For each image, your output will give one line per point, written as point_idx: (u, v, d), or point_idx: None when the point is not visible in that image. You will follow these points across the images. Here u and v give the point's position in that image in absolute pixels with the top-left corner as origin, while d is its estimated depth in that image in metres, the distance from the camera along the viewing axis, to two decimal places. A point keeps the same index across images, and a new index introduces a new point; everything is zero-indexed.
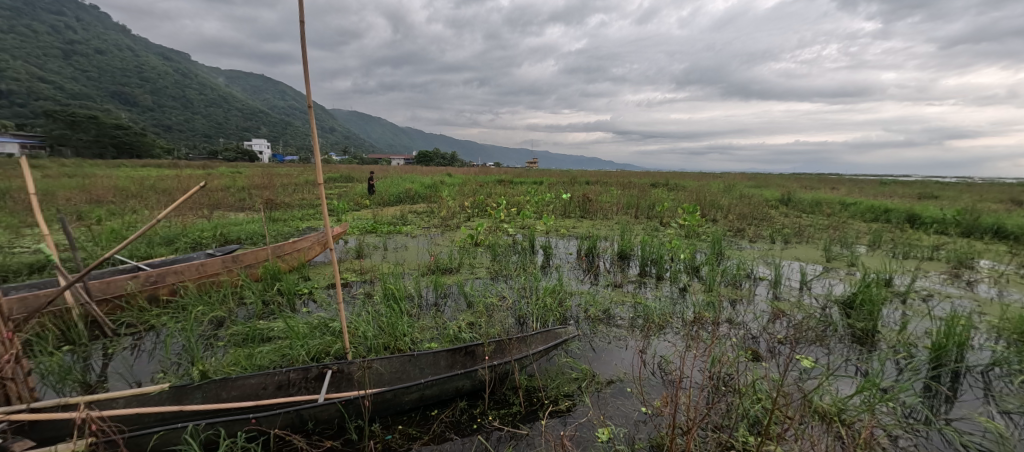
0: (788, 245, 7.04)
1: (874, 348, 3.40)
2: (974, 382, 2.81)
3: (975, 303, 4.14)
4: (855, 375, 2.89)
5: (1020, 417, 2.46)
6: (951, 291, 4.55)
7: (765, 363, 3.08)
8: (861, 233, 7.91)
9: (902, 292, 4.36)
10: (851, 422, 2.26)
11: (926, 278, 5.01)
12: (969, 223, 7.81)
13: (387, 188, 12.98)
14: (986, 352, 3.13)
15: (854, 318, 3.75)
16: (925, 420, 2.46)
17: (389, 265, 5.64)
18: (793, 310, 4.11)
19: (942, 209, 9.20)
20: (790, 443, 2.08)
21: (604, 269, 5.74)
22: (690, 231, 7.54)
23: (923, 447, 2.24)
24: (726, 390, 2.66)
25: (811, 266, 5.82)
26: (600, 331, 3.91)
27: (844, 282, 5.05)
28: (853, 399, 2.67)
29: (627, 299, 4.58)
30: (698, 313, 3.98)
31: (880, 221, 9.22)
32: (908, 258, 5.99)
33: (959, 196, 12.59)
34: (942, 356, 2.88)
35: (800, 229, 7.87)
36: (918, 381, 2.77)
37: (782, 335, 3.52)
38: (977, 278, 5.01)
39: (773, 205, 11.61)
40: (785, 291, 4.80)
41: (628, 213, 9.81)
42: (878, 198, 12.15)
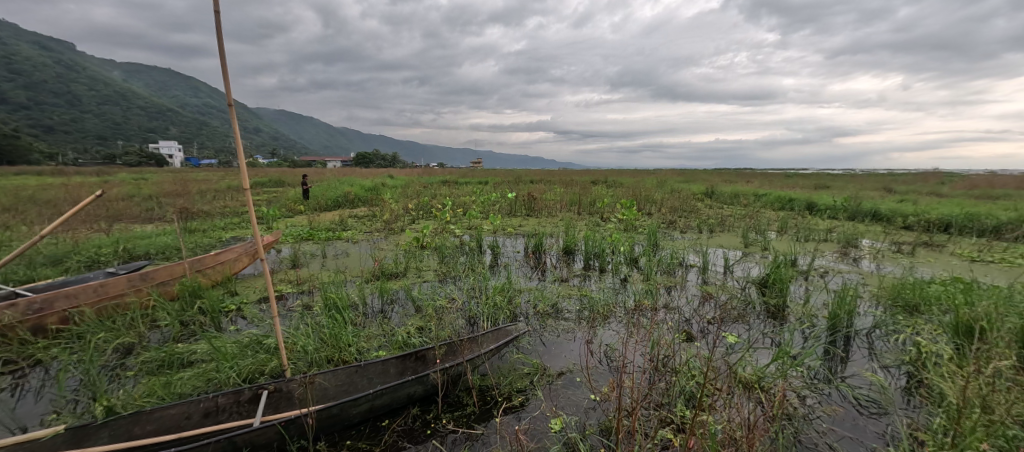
0: (713, 233, 7.74)
1: (785, 320, 3.86)
2: (860, 343, 3.29)
3: (860, 276, 4.85)
4: (770, 346, 3.26)
5: (895, 368, 2.92)
6: (842, 267, 5.28)
7: (698, 341, 3.37)
8: (772, 220, 8.90)
9: (805, 270, 4.98)
10: (771, 388, 2.55)
11: (823, 257, 5.76)
12: (854, 209, 9.08)
13: (322, 192, 12.28)
14: (870, 317, 3.67)
15: (768, 295, 4.23)
16: (826, 380, 2.84)
17: (329, 274, 5.36)
18: (719, 292, 4.55)
19: (833, 197, 10.61)
20: (718, 410, 2.33)
21: (552, 265, 5.91)
22: (628, 224, 8.01)
23: (826, 403, 2.59)
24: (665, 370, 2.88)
25: (732, 252, 6.44)
26: (550, 326, 4.02)
27: (759, 265, 5.66)
28: (770, 367, 3.02)
29: (573, 293, 4.77)
30: (638, 301, 4.27)
31: (786, 209, 10.43)
32: (809, 240, 6.85)
33: (847, 185, 14.58)
34: (836, 324, 3.34)
35: (722, 219, 8.68)
36: (819, 347, 3.20)
37: (711, 316, 3.87)
38: (861, 255, 5.85)
39: (699, 198, 12.67)
40: (713, 276, 5.27)
41: (571, 210, 10.17)
42: (783, 189, 13.73)
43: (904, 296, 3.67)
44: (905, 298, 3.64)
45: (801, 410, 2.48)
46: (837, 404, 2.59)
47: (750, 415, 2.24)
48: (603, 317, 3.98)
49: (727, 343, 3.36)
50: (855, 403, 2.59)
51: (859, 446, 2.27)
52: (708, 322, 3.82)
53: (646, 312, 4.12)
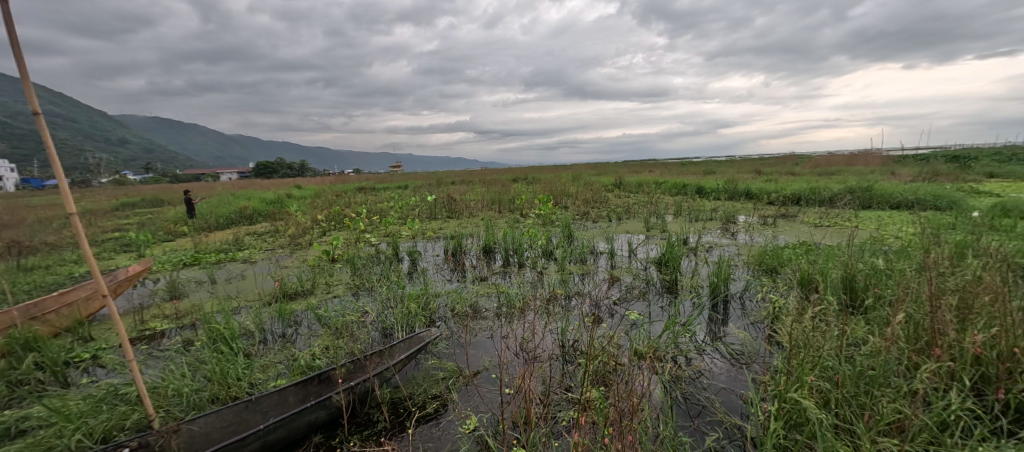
0: (620, 221, 8.32)
1: (678, 293, 4.29)
2: (735, 305, 3.78)
3: (737, 247, 5.56)
4: (664, 319, 3.60)
5: (761, 323, 3.40)
6: (724, 241, 6.00)
7: (603, 322, 3.60)
8: (670, 204, 9.83)
9: (694, 247, 5.57)
10: (661, 355, 2.81)
11: (711, 234, 6.49)
12: (733, 190, 10.40)
13: (212, 209, 10.92)
14: (744, 280, 4.23)
15: (664, 272, 4.67)
16: (709, 341, 3.22)
17: (218, 301, 4.77)
18: (625, 274, 4.91)
19: (717, 181, 12.04)
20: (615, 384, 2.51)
21: (471, 266, 5.89)
22: (545, 219, 8.29)
23: (707, 362, 2.93)
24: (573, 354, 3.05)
25: (637, 236, 6.98)
26: (468, 327, 4.00)
27: (659, 246, 6.21)
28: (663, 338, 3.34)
29: (492, 291, 4.81)
30: (553, 291, 4.43)
31: (681, 194, 11.59)
32: (699, 220, 7.69)
33: (729, 170, 16.65)
34: (716, 290, 3.80)
35: (629, 207, 9.38)
36: (704, 313, 3.60)
37: (616, 297, 4.16)
38: (739, 229, 6.71)
39: (609, 189, 13.58)
40: (620, 260, 5.65)
41: (491, 209, 10.26)
42: (677, 176, 15.23)
43: (767, 261, 4.29)
44: (768, 263, 4.27)
45: (686, 372, 2.77)
46: (716, 361, 2.94)
47: (642, 384, 2.45)
48: (519, 310, 4.06)
49: (628, 321, 3.64)
50: (731, 358, 2.96)
51: (731, 394, 2.60)
52: (614, 303, 4.10)
53: (559, 300, 4.30)
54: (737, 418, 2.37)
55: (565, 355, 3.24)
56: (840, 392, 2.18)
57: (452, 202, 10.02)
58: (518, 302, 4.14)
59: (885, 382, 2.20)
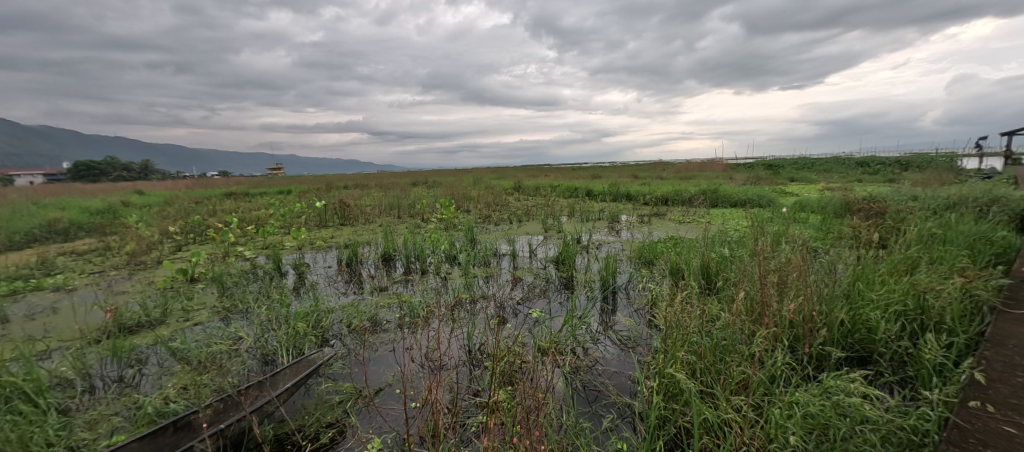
0: (520, 223, 8.70)
1: (574, 288, 4.66)
2: (622, 295, 4.25)
3: (621, 244, 6.23)
4: (563, 314, 3.91)
5: (643, 309, 3.88)
6: (611, 238, 6.67)
7: (508, 322, 3.76)
8: (563, 206, 10.57)
9: (586, 245, 6.10)
10: (562, 349, 3.04)
11: (600, 232, 7.16)
12: (616, 193, 11.57)
13: (14, 223, 8.60)
14: (628, 273, 4.77)
15: (561, 270, 5.04)
16: (602, 330, 3.57)
17: (15, 346, 3.75)
18: (526, 274, 5.16)
19: (604, 184, 13.29)
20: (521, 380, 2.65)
21: (369, 275, 5.61)
22: (447, 223, 8.27)
23: (601, 350, 3.26)
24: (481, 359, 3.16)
25: (535, 237, 7.37)
26: (368, 342, 3.83)
27: (555, 245, 6.64)
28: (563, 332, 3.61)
29: (393, 301, 4.65)
30: (457, 295, 4.46)
31: (574, 196, 12.53)
32: (589, 220, 8.41)
33: (613, 174, 18.47)
34: (605, 283, 4.24)
35: (528, 210, 9.84)
36: (597, 306, 3.99)
37: (519, 297, 4.37)
38: (622, 227, 7.52)
39: (509, 192, 14.08)
40: (521, 261, 5.92)
41: (390, 214, 9.91)
42: (570, 180, 16.43)
43: (646, 255, 4.93)
44: (648, 256, 4.89)
45: (584, 362, 3.05)
46: (609, 348, 3.29)
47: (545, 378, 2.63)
48: (424, 319, 4.00)
49: (532, 320, 3.85)
50: (620, 344, 3.34)
51: (621, 376, 2.93)
52: (517, 302, 4.29)
53: (463, 305, 4.35)
54: (627, 397, 2.68)
55: (472, 360, 3.30)
56: (703, 363, 2.62)
57: (345, 208, 9.40)
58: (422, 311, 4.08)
59: (733, 349, 2.70)
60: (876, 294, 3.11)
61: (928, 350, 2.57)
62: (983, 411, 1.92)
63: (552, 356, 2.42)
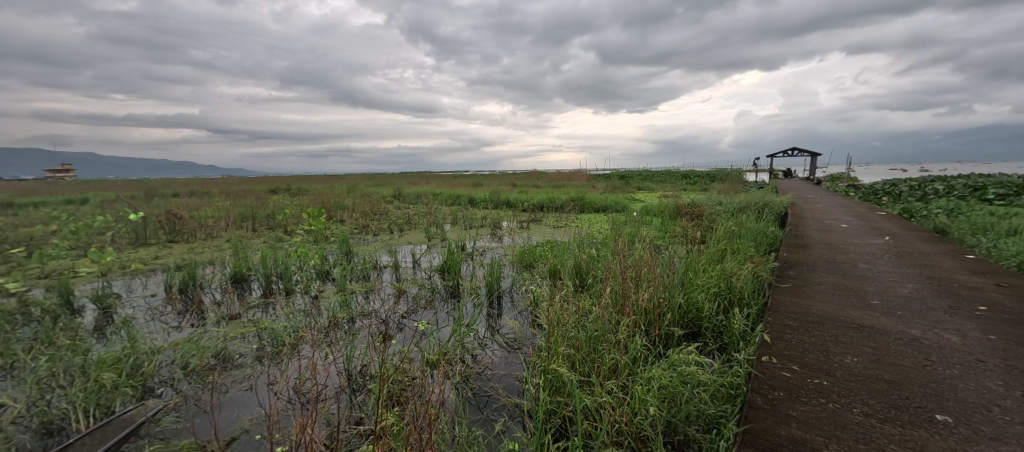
0: (402, 232, 8.45)
1: (460, 296, 4.72)
2: (506, 298, 4.48)
3: (503, 249, 6.52)
4: (449, 323, 3.97)
5: (526, 310, 4.14)
6: (494, 244, 6.93)
7: (393, 338, 3.62)
8: (446, 214, 10.58)
9: (470, 251, 6.24)
10: (450, 359, 3.05)
11: (483, 239, 7.38)
12: (498, 200, 12.06)
13: None
14: (511, 276, 5.03)
15: (447, 278, 5.07)
16: (490, 334, 3.71)
17: None
18: (409, 286, 5.04)
19: (485, 192, 13.70)
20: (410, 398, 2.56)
21: (213, 303, 4.76)
22: (317, 235, 7.52)
23: (489, 354, 3.38)
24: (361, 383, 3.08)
25: (419, 246, 7.23)
26: (216, 382, 3.22)
27: (439, 254, 6.61)
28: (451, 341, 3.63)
29: (249, 331, 4.03)
30: (332, 316, 4.10)
31: (456, 203, 12.64)
32: (473, 227, 8.60)
33: (494, 182, 19.15)
34: (491, 289, 4.40)
35: (409, 218, 9.61)
36: (483, 311, 4.14)
37: (403, 311, 4.24)
38: (504, 233, 7.89)
39: (388, 200, 13.52)
40: (404, 272, 5.74)
41: (242, 227, 8.66)
42: (452, 188, 16.53)
43: (526, 258, 5.31)
44: (529, 259, 5.27)
45: (474, 369, 3.12)
46: (497, 351, 3.44)
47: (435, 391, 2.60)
48: (292, 347, 3.57)
49: (417, 333, 3.78)
50: (507, 345, 3.53)
51: (510, 377, 3.08)
52: (401, 316, 4.16)
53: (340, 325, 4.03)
54: (514, 397, 2.83)
55: (352, 384, 3.09)
56: (581, 354, 2.90)
57: (174, 221, 7.78)
58: (289, 339, 3.67)
59: (604, 338, 3.05)
60: (699, 279, 3.84)
61: (736, 322, 3.30)
62: (775, 364, 2.53)
63: (442, 369, 2.42)
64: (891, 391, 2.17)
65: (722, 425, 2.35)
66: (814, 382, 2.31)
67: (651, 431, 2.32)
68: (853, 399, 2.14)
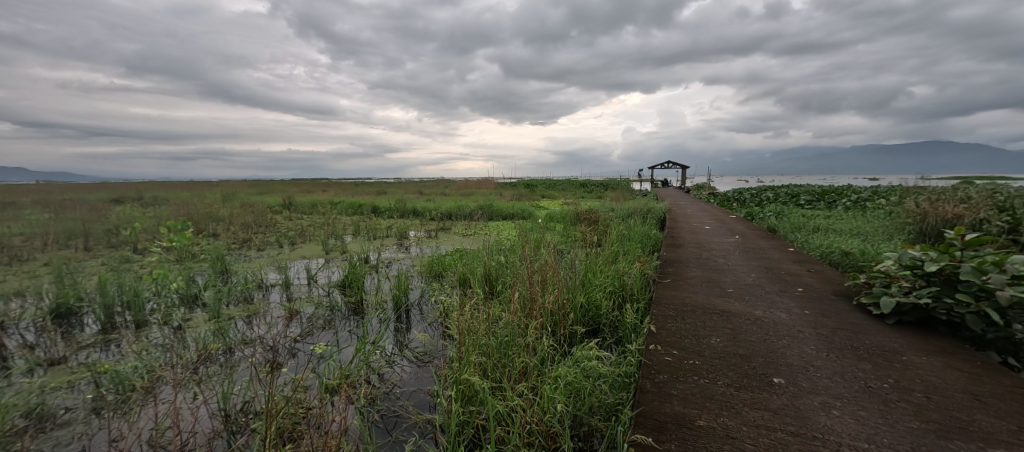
0: (295, 246, 7.79)
1: (364, 313, 4.53)
2: (415, 311, 4.44)
3: (411, 260, 6.41)
4: (350, 342, 3.81)
5: (436, 321, 4.15)
6: (400, 255, 6.76)
7: (284, 366, 3.32)
8: (346, 224, 9.99)
9: (375, 264, 6.01)
10: (354, 381, 2.91)
11: (389, 250, 7.16)
12: (403, 209, 11.77)
13: None
14: (420, 287, 5.00)
15: (350, 295, 4.83)
16: (399, 350, 3.66)
17: None
18: (304, 306, 4.66)
19: (390, 200, 13.25)
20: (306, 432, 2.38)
21: (22, 346, 3.73)
22: (181, 253, 6.47)
23: (398, 372, 3.32)
24: (245, 423, 2.76)
25: (315, 261, 6.73)
26: (35, 442, 2.53)
27: (338, 268, 6.23)
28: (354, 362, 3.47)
29: (82, 376, 3.21)
30: (203, 347, 3.59)
31: (358, 213, 12.01)
32: (377, 238, 8.29)
33: (398, 190, 18.57)
34: (398, 303, 4.32)
35: (302, 230, 8.87)
36: (391, 326, 4.05)
37: (296, 334, 3.91)
38: (410, 243, 7.76)
39: (276, 210, 12.26)
40: (297, 290, 5.31)
41: (70, 248, 7.07)
42: (353, 196, 15.63)
43: (435, 267, 5.31)
44: (438, 268, 5.29)
45: (381, 389, 3.04)
46: (409, 368, 3.39)
47: (337, 419, 2.47)
48: (145, 391, 2.97)
49: (314, 357, 3.53)
50: (417, 359, 3.51)
51: (420, 393, 3.08)
52: (295, 340, 3.84)
53: (213, 358, 3.53)
54: (426, 414, 2.83)
55: (230, 426, 2.74)
56: (491, 361, 3.01)
57: None
58: (144, 379, 3.05)
59: (514, 343, 3.20)
60: (597, 279, 4.24)
61: (628, 317, 3.71)
62: (660, 350, 2.90)
63: (342, 396, 2.32)
64: (744, 363, 2.63)
65: (621, 412, 2.64)
66: (689, 363, 2.70)
67: (559, 427, 2.48)
68: (717, 373, 2.55)
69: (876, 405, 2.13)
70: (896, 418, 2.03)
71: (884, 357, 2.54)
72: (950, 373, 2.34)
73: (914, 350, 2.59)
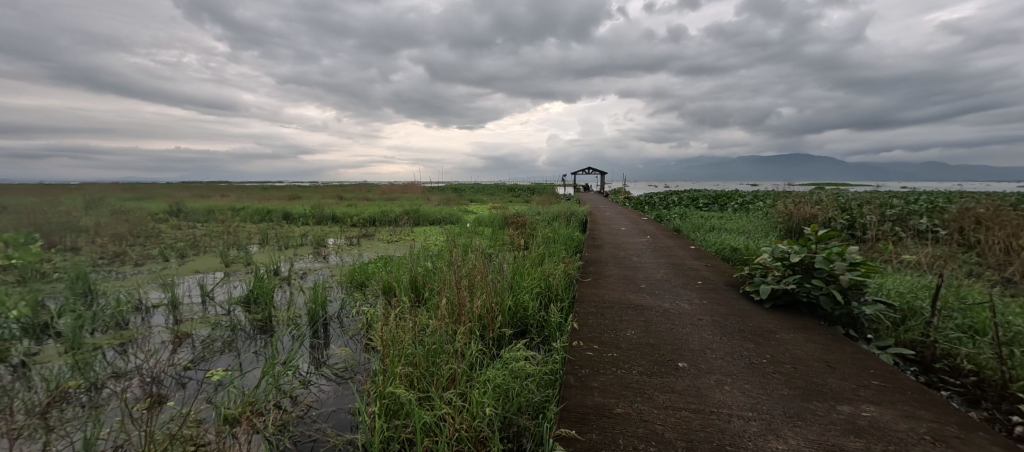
0: (185, 259, 6.91)
1: (273, 331, 4.14)
2: (334, 326, 4.22)
3: (329, 269, 6.07)
4: (257, 364, 3.47)
5: (359, 334, 3.98)
6: (316, 265, 6.37)
7: (170, 399, 2.89)
8: (252, 232, 9.11)
9: (286, 276, 5.59)
10: (262, 407, 2.64)
11: (302, 260, 6.70)
12: (319, 215, 11.08)
13: None
14: (339, 300, 4.76)
15: (255, 311, 4.40)
16: (315, 369, 3.44)
17: None
18: (197, 327, 4.11)
19: (303, 206, 12.33)
20: None
21: None
22: (26, 272, 5.34)
23: (315, 392, 3.13)
24: None
25: (211, 275, 6.04)
26: None
27: (241, 283, 5.64)
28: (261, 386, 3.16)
29: None
30: (60, 383, 2.97)
31: (265, 220, 11.00)
32: (288, 247, 7.71)
33: (312, 194, 17.35)
34: (315, 317, 4.07)
35: (195, 240, 7.89)
36: (306, 342, 3.79)
37: (188, 360, 3.43)
38: (329, 251, 7.35)
39: (160, 218, 10.71)
40: (186, 311, 4.60)
41: None
42: (257, 201, 14.24)
43: (355, 277, 5.09)
44: (358, 278, 5.08)
45: (295, 413, 2.83)
46: (328, 387, 3.21)
47: None
48: None
49: (212, 385, 3.11)
50: (336, 377, 3.33)
51: (342, 413, 2.93)
52: (186, 367, 3.35)
53: (68, 400, 2.85)
54: (347, 433, 2.71)
55: None
56: (419, 370, 2.97)
57: None
58: None
59: (442, 350, 3.20)
60: (525, 281, 4.38)
61: (553, 316, 3.89)
62: (582, 346, 3.10)
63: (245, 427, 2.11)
64: (654, 352, 2.92)
65: (547, 409, 2.76)
66: (608, 356, 2.92)
67: (489, 431, 2.52)
68: (632, 363, 2.80)
69: (758, 379, 2.49)
70: (772, 388, 2.40)
71: (763, 337, 2.98)
72: (810, 346, 2.83)
73: (785, 329, 3.07)
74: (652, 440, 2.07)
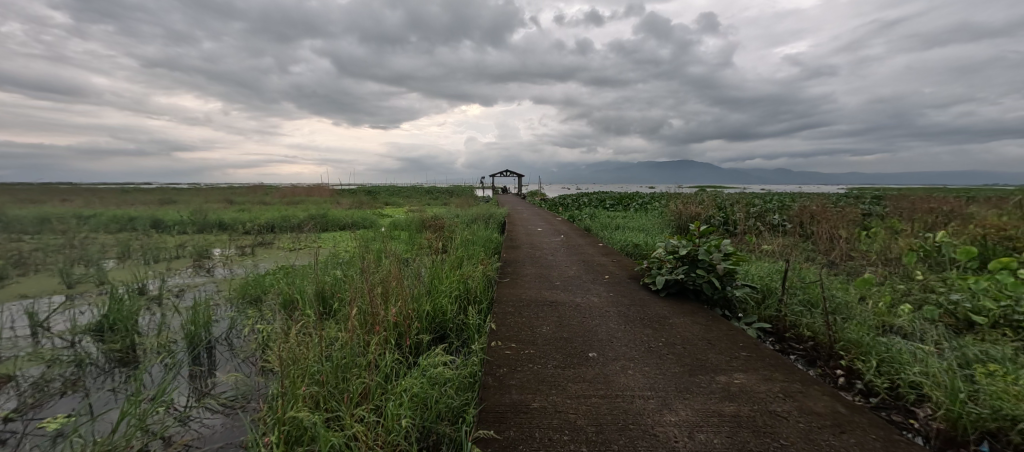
0: (6, 282, 5.54)
1: (137, 362, 3.51)
2: (221, 348, 3.73)
3: (213, 285, 5.36)
4: (114, 404, 2.91)
5: (254, 356, 3.58)
6: (196, 281, 5.57)
7: None
8: (108, 244, 7.63)
9: (156, 296, 4.79)
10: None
11: (177, 276, 5.80)
12: (201, 223, 9.70)
13: None
14: (226, 319, 4.22)
15: (111, 340, 3.68)
16: (194, 401, 3.00)
17: None
18: (24, 365, 3.30)
19: (178, 212, 10.68)
20: None
21: None
22: None
23: (198, 428, 2.74)
24: None
25: (46, 300, 4.92)
26: None
27: (90, 307, 4.68)
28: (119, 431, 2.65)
29: None
30: None
31: (127, 229, 9.31)
32: (159, 262, 6.63)
33: None
34: (194, 340, 3.55)
35: (22, 256, 6.35)
36: (185, 371, 3.29)
37: (9, 410, 2.74)
38: (214, 264, 6.49)
39: None
40: (6, 346, 3.69)
41: None
42: None
43: (247, 292, 4.57)
44: (251, 293, 4.56)
45: None
46: (213, 421, 2.82)
47: None
48: None
49: (45, 438, 2.51)
50: (223, 408, 2.94)
51: (232, 448, 2.59)
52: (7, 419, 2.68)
53: None
54: None
55: None
56: (326, 388, 2.76)
57: None
58: None
59: (353, 363, 3.01)
60: (443, 285, 4.31)
61: (472, 319, 3.89)
62: (500, 346, 3.14)
63: None
64: (567, 345, 3.06)
65: (466, 413, 2.74)
66: (524, 353, 3.00)
67: (405, 443, 2.42)
68: (547, 357, 2.91)
69: (656, 361, 2.75)
70: (667, 368, 2.66)
71: (660, 323, 3.29)
72: (695, 327, 3.20)
73: (677, 314, 3.43)
74: (564, 429, 2.16)
